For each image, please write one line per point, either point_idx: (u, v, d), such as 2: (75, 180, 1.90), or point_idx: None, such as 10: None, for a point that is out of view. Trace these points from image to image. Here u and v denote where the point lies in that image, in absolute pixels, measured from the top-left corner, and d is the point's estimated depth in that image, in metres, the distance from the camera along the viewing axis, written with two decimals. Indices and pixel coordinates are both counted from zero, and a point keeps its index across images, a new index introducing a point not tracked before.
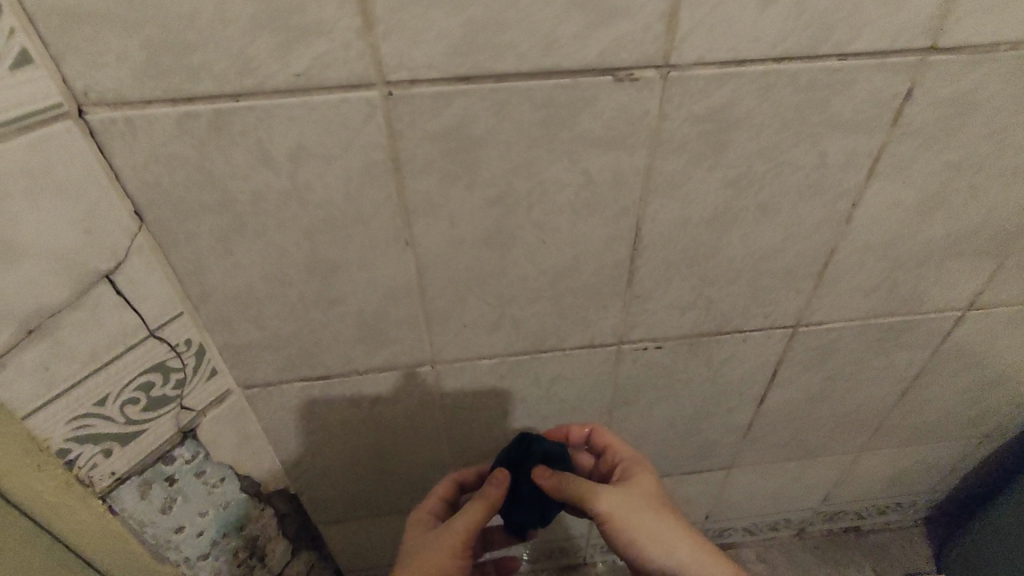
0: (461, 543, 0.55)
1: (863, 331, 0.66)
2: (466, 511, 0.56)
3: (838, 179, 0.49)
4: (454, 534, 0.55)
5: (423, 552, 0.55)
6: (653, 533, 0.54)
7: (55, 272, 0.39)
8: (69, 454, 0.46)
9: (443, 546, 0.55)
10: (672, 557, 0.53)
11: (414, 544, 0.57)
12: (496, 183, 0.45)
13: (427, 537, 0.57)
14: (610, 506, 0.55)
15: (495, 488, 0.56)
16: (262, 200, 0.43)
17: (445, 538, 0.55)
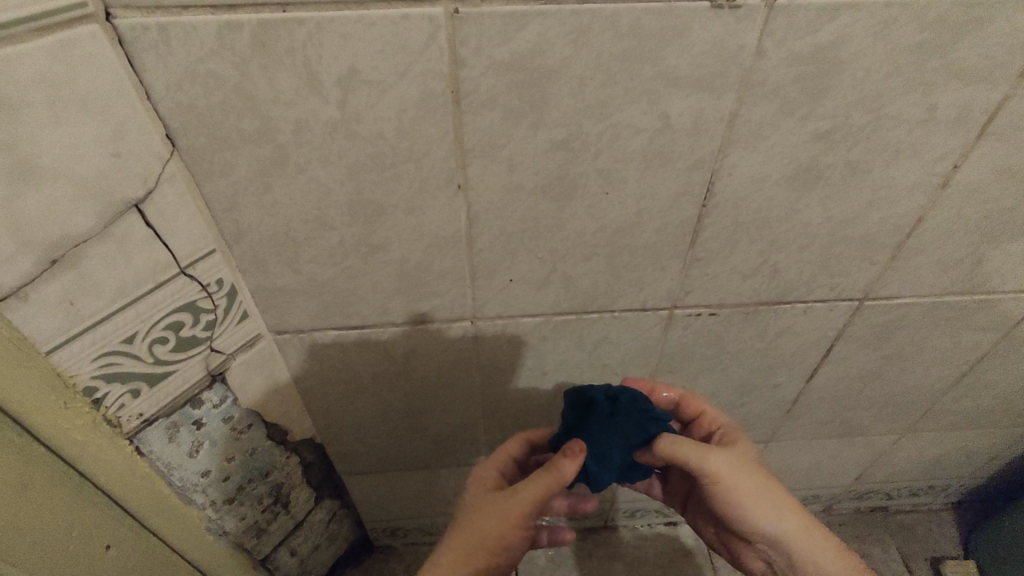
0: (525, 513, 0.49)
1: (935, 310, 0.60)
2: (535, 479, 0.50)
3: (943, 138, 0.44)
4: (520, 503, 0.50)
5: (480, 516, 0.50)
6: (762, 500, 0.52)
7: (80, 198, 0.35)
8: (96, 393, 0.44)
9: (507, 514, 0.49)
10: (776, 522, 0.53)
11: (475, 499, 0.52)
12: (563, 124, 0.40)
13: (490, 495, 0.52)
14: (723, 471, 0.52)
15: (566, 462, 0.50)
16: (306, 131, 0.39)
17: (510, 503, 0.50)
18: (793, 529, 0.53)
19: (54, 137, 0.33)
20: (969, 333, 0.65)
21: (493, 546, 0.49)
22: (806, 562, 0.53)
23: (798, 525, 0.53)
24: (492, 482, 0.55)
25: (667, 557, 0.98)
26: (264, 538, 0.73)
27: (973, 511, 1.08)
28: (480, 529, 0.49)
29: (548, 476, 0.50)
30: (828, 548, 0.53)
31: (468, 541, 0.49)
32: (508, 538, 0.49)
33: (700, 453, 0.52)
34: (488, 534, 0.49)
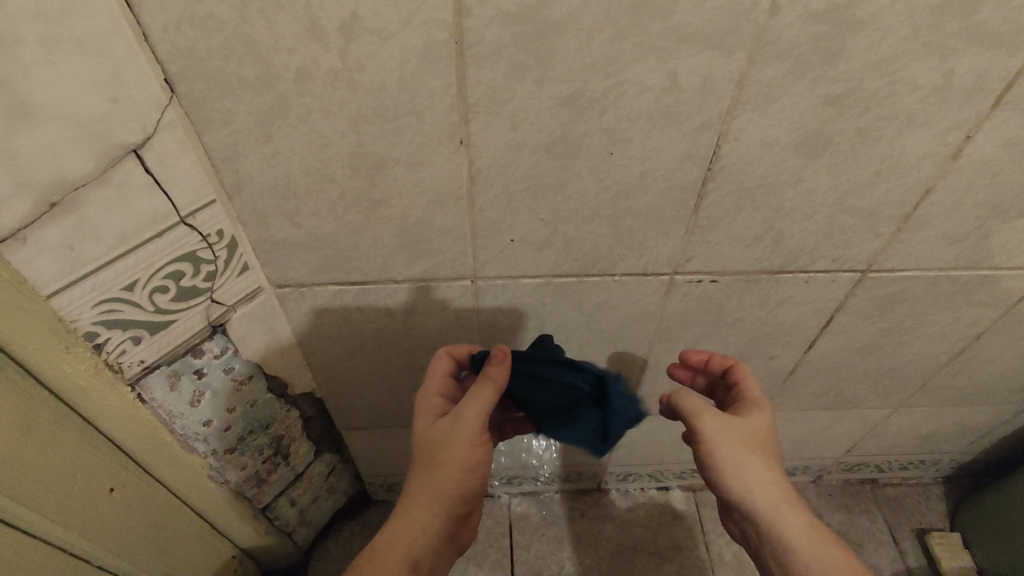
0: (477, 429, 0.51)
1: (938, 284, 0.60)
2: (475, 394, 0.51)
3: (957, 106, 0.43)
4: (469, 423, 0.51)
5: (439, 448, 0.50)
6: (736, 472, 0.53)
7: (78, 140, 0.35)
8: (97, 338, 0.44)
9: (461, 439, 0.50)
10: (751, 496, 0.53)
11: (425, 436, 0.52)
12: (569, 80, 0.39)
13: (438, 427, 0.52)
14: (719, 438, 0.54)
15: (497, 369, 0.52)
16: (307, 79, 0.38)
17: (460, 428, 0.51)
18: (778, 513, 0.53)
19: (50, 77, 0.33)
20: (970, 309, 0.64)
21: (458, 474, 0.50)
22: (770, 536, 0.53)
23: (783, 512, 0.53)
24: (440, 408, 0.54)
25: (658, 520, 1.01)
26: (264, 488, 0.75)
27: (961, 486, 1.10)
28: (443, 465, 0.50)
29: (489, 386, 0.51)
30: (812, 544, 0.52)
31: (441, 479, 0.50)
32: (471, 459, 0.51)
33: (698, 412, 0.55)
34: (452, 467, 0.50)
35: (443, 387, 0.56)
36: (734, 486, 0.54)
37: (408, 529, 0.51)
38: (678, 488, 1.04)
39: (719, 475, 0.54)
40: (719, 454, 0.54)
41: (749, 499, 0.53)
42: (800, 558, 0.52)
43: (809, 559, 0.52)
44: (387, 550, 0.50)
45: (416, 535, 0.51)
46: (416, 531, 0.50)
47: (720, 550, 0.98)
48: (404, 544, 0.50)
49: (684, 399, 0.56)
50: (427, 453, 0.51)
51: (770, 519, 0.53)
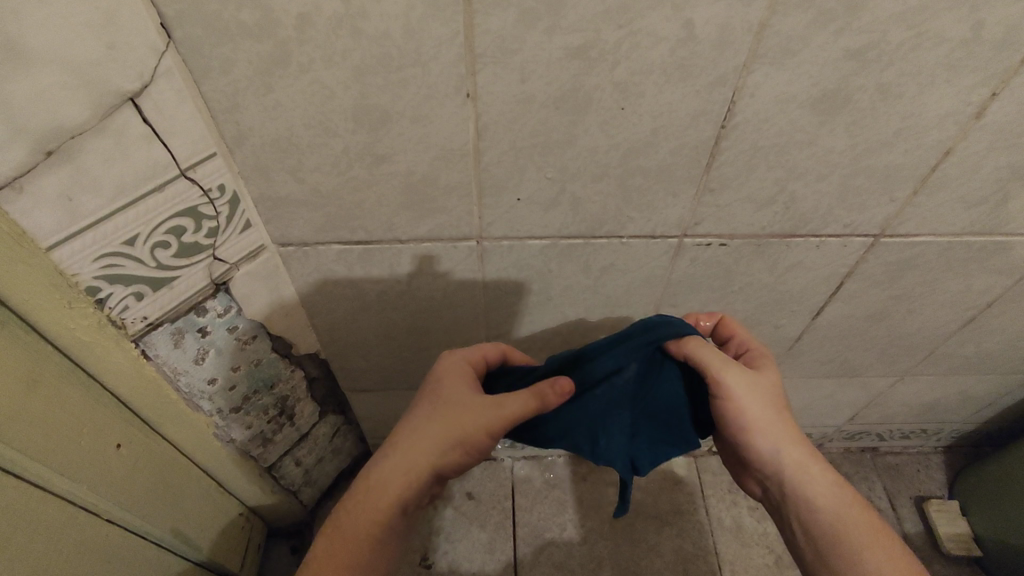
0: (505, 425, 0.50)
1: (951, 251, 0.59)
2: (518, 397, 0.50)
3: (984, 62, 0.41)
4: (503, 418, 0.50)
5: (463, 418, 0.50)
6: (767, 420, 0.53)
7: (73, 86, 0.34)
8: (100, 293, 0.44)
9: (486, 424, 0.50)
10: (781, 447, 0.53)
11: (450, 403, 0.51)
12: (580, 29, 0.38)
13: (467, 401, 0.51)
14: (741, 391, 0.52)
15: (553, 394, 0.50)
16: (309, 26, 0.36)
17: (491, 416, 0.50)
18: (804, 461, 0.53)
19: (43, 18, 0.31)
20: (982, 277, 0.63)
21: (466, 450, 0.50)
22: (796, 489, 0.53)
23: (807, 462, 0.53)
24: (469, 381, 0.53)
25: (659, 484, 1.02)
26: (270, 448, 0.76)
27: (962, 456, 1.10)
28: (461, 435, 0.50)
29: (534, 400, 0.50)
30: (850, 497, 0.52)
31: (453, 443, 0.50)
32: (485, 444, 0.50)
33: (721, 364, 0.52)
34: (464, 443, 0.50)
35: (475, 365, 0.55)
36: (758, 435, 0.53)
37: (400, 476, 0.50)
38: (679, 454, 1.05)
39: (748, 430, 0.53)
40: (742, 407, 0.52)
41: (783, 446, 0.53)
42: (825, 511, 0.51)
43: (831, 510, 0.51)
44: (372, 493, 0.50)
45: (405, 485, 0.50)
46: (408, 483, 0.50)
47: (719, 514, 0.99)
48: (393, 491, 0.50)
49: (700, 354, 0.52)
50: (450, 418, 0.50)
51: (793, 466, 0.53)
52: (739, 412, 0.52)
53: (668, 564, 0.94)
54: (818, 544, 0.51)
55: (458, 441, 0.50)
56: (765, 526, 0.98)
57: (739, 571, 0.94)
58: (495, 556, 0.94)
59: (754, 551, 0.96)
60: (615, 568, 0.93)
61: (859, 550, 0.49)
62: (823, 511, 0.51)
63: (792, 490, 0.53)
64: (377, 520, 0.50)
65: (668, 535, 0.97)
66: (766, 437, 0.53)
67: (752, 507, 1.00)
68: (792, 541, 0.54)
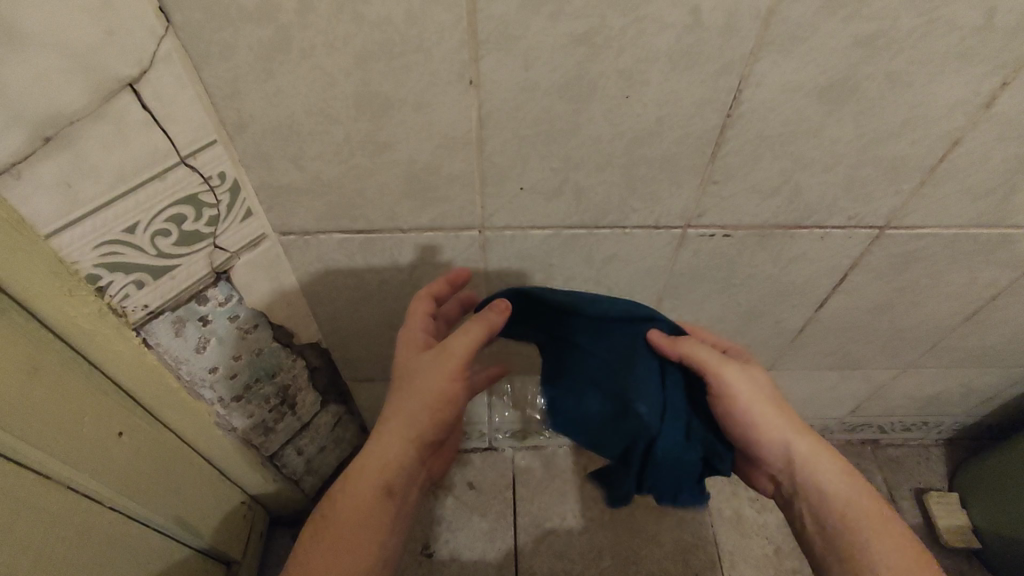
0: (461, 366, 0.51)
1: (956, 243, 0.58)
2: (464, 331, 0.51)
3: (995, 50, 0.40)
4: (453, 358, 0.51)
5: (419, 373, 0.51)
6: (766, 416, 0.53)
7: (71, 71, 0.34)
8: (100, 281, 0.44)
9: (443, 373, 0.50)
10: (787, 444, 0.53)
11: (408, 364, 0.52)
12: (585, 15, 0.37)
13: (421, 356, 0.52)
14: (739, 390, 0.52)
15: (494, 314, 0.52)
16: (310, 11, 0.36)
17: (444, 364, 0.50)
18: (817, 456, 0.53)
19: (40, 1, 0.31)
20: (987, 269, 0.63)
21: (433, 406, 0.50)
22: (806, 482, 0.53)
23: (818, 456, 0.53)
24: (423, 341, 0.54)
25: None
26: (272, 437, 0.76)
27: (962, 449, 1.10)
28: (420, 390, 0.50)
29: (478, 324, 0.51)
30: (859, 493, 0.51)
31: (416, 398, 0.50)
32: (448, 393, 0.50)
33: (716, 362, 0.53)
34: (428, 397, 0.50)
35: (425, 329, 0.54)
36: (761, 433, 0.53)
37: (381, 447, 0.51)
38: None
39: (752, 426, 0.53)
40: (746, 400, 0.53)
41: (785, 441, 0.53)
42: (840, 505, 0.51)
43: (846, 504, 0.51)
44: (358, 477, 0.50)
45: (388, 460, 0.51)
46: (390, 457, 0.51)
47: (719, 505, 0.99)
48: (376, 468, 0.50)
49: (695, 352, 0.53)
50: (406, 379, 0.51)
51: (800, 460, 0.53)
52: (739, 409, 0.53)
53: (668, 554, 0.95)
54: (829, 538, 0.51)
55: (421, 399, 0.50)
56: (765, 518, 0.98)
57: (738, 562, 0.94)
58: (496, 545, 0.95)
59: (754, 542, 0.96)
60: (615, 558, 0.94)
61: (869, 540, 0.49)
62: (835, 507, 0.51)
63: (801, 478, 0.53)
64: (368, 504, 0.50)
65: (668, 525, 0.97)
66: (768, 432, 0.53)
67: (752, 498, 1.00)
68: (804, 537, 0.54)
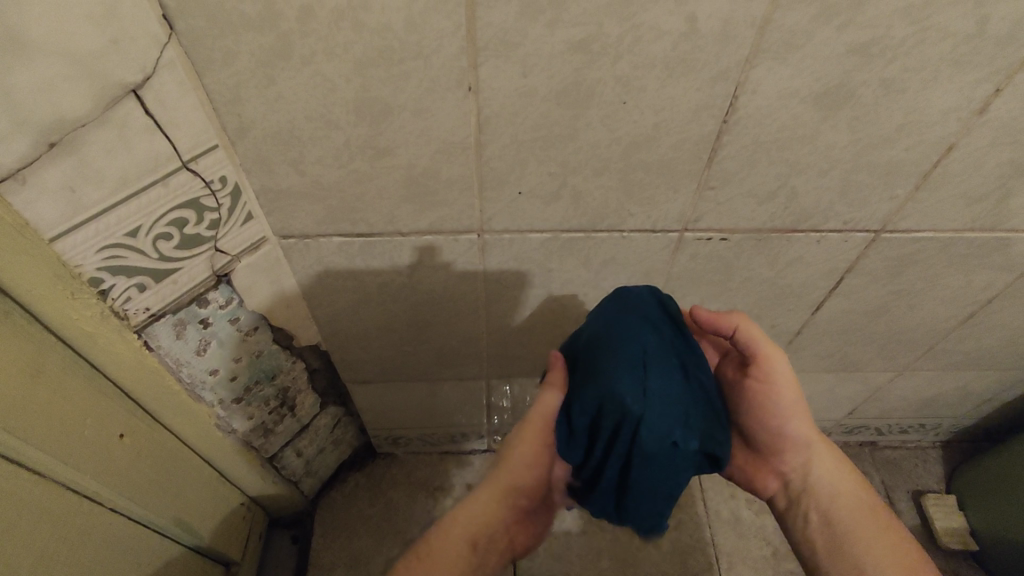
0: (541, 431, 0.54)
1: (950, 247, 0.59)
2: (541, 398, 0.54)
3: (988, 57, 0.41)
4: (535, 426, 0.54)
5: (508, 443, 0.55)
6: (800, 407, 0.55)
7: (75, 78, 0.34)
8: (102, 285, 0.44)
9: (528, 439, 0.54)
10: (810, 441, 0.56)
11: (506, 434, 0.57)
12: (583, 22, 0.38)
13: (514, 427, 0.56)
14: (783, 375, 0.54)
15: (558, 374, 0.55)
16: (311, 18, 0.36)
17: (526, 427, 0.54)
18: (830, 462, 0.56)
19: (46, 9, 0.31)
20: (982, 273, 0.63)
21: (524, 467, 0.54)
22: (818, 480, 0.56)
23: (832, 461, 0.56)
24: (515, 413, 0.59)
25: None
26: (271, 438, 0.76)
27: (960, 450, 1.10)
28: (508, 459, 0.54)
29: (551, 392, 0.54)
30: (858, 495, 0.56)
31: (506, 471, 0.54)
32: (535, 459, 0.54)
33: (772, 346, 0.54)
34: (518, 462, 0.54)
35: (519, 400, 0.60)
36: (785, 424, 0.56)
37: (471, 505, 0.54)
38: None
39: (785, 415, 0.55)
40: (789, 391, 0.54)
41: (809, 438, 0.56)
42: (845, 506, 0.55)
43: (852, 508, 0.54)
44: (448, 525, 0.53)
45: (476, 514, 0.53)
46: (481, 510, 0.54)
47: (717, 507, 1.00)
48: (467, 524, 0.53)
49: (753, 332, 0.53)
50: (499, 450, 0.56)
51: (815, 458, 0.56)
52: (782, 396, 0.54)
53: (666, 556, 0.95)
54: (835, 536, 0.54)
55: (512, 460, 0.54)
56: (763, 520, 0.99)
57: (737, 563, 0.95)
58: None
59: (752, 543, 0.97)
60: (613, 560, 0.94)
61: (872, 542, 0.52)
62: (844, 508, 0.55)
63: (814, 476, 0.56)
64: (457, 554, 0.52)
65: (666, 527, 0.97)
66: (794, 426, 0.56)
67: (750, 500, 1.01)
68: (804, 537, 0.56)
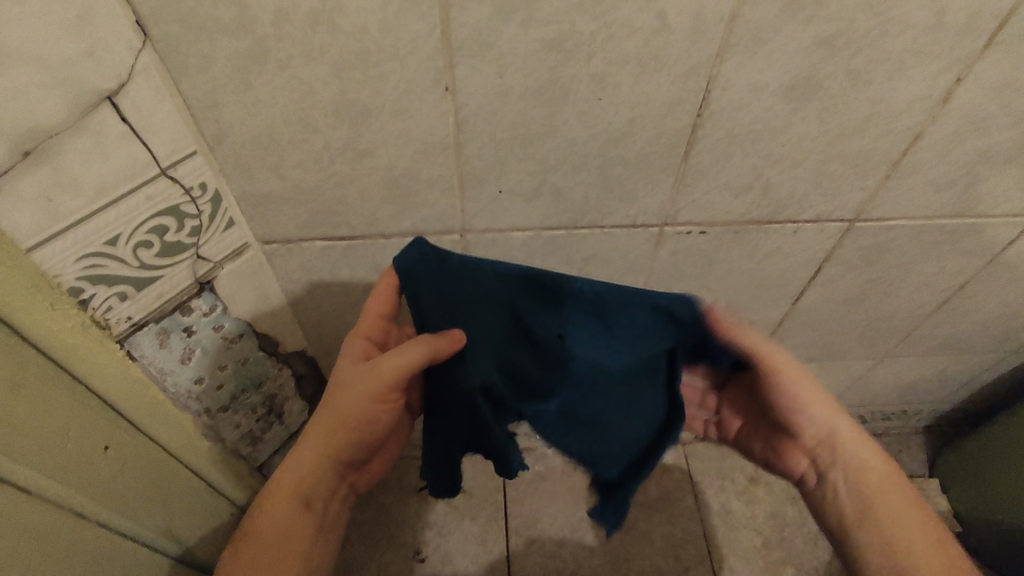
0: (380, 390, 0.51)
1: (922, 233, 0.60)
2: (404, 349, 0.49)
3: (949, 47, 0.42)
4: (381, 377, 0.50)
5: (341, 389, 0.52)
6: (815, 396, 0.54)
7: (49, 86, 0.34)
8: (83, 294, 0.44)
9: (359, 395, 0.51)
10: (835, 427, 0.54)
11: (342, 375, 0.53)
12: (556, 21, 0.38)
13: (356, 368, 0.52)
14: (789, 369, 0.52)
15: (447, 342, 0.48)
16: (285, 21, 0.37)
17: (368, 378, 0.51)
18: (858, 443, 0.54)
19: (18, 17, 0.31)
20: (954, 258, 0.65)
21: (355, 419, 0.52)
22: (849, 457, 0.54)
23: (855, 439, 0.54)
24: (361, 350, 0.53)
25: (648, 472, 1.03)
26: (259, 446, 0.76)
27: (943, 435, 1.12)
28: (332, 409, 0.52)
29: (417, 348, 0.48)
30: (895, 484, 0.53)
31: (326, 422, 0.53)
32: (366, 411, 0.52)
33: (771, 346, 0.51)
34: (343, 414, 0.52)
35: (371, 329, 0.54)
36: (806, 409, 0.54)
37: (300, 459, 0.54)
38: None
39: (798, 407, 0.53)
40: (792, 386, 0.52)
41: (832, 424, 0.54)
42: (872, 483, 0.53)
43: (876, 483, 0.53)
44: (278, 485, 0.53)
45: (304, 476, 0.54)
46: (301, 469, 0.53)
47: (708, 500, 1.01)
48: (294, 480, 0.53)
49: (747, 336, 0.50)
50: (330, 394, 0.53)
51: (845, 441, 0.54)
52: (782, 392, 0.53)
53: (658, 550, 0.96)
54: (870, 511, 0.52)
55: (343, 408, 0.52)
56: (752, 510, 1.00)
57: (728, 555, 0.96)
58: (487, 547, 0.95)
59: (742, 534, 0.98)
60: (606, 556, 0.94)
61: (897, 518, 0.51)
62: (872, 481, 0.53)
63: (847, 457, 0.54)
64: (285, 513, 0.53)
65: (657, 522, 0.98)
66: (815, 413, 0.54)
67: (739, 492, 1.02)
68: (833, 518, 0.54)
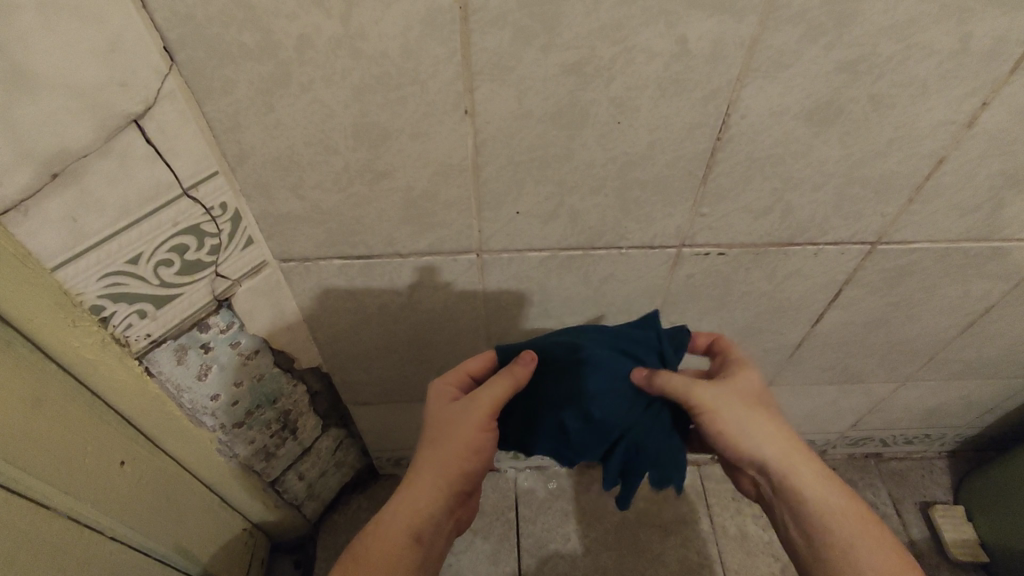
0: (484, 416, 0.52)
1: (946, 256, 0.59)
2: (493, 383, 0.53)
3: (975, 72, 0.42)
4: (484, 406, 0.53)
5: (447, 427, 0.52)
6: (749, 419, 0.54)
7: (77, 110, 0.35)
8: (103, 312, 0.44)
9: (460, 429, 0.52)
10: (767, 451, 0.54)
11: (441, 418, 0.53)
12: (575, 46, 0.38)
13: (453, 409, 0.53)
14: (712, 404, 0.53)
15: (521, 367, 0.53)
16: (308, 46, 0.37)
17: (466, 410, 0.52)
18: (792, 464, 0.53)
19: (51, 45, 0.32)
20: (979, 282, 0.63)
21: (462, 450, 0.52)
22: (815, 502, 0.53)
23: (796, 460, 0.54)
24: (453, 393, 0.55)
25: (662, 493, 1.01)
26: (274, 462, 0.76)
27: (966, 460, 1.09)
28: (443, 445, 0.52)
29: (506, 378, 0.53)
30: (831, 526, 0.52)
31: (441, 461, 0.51)
32: (476, 442, 0.52)
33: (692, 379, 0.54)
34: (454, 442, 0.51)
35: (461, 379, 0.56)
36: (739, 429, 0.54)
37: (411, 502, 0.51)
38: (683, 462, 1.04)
39: (728, 437, 0.54)
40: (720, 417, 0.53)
41: (765, 451, 0.53)
42: (822, 518, 0.52)
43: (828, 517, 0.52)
44: (388, 524, 0.50)
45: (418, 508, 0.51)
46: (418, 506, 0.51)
47: (723, 523, 0.99)
48: (406, 516, 0.51)
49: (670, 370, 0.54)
50: (434, 438, 0.52)
51: (798, 480, 0.53)
52: (710, 421, 0.54)
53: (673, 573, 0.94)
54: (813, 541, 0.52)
55: (447, 453, 0.51)
56: (769, 535, 0.98)
57: None
58: (500, 567, 0.94)
59: (760, 560, 0.96)
60: None
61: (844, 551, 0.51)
62: (828, 513, 0.52)
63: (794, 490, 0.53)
64: (400, 555, 0.49)
65: (673, 544, 0.97)
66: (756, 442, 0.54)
67: (757, 515, 1.00)
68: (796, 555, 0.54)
